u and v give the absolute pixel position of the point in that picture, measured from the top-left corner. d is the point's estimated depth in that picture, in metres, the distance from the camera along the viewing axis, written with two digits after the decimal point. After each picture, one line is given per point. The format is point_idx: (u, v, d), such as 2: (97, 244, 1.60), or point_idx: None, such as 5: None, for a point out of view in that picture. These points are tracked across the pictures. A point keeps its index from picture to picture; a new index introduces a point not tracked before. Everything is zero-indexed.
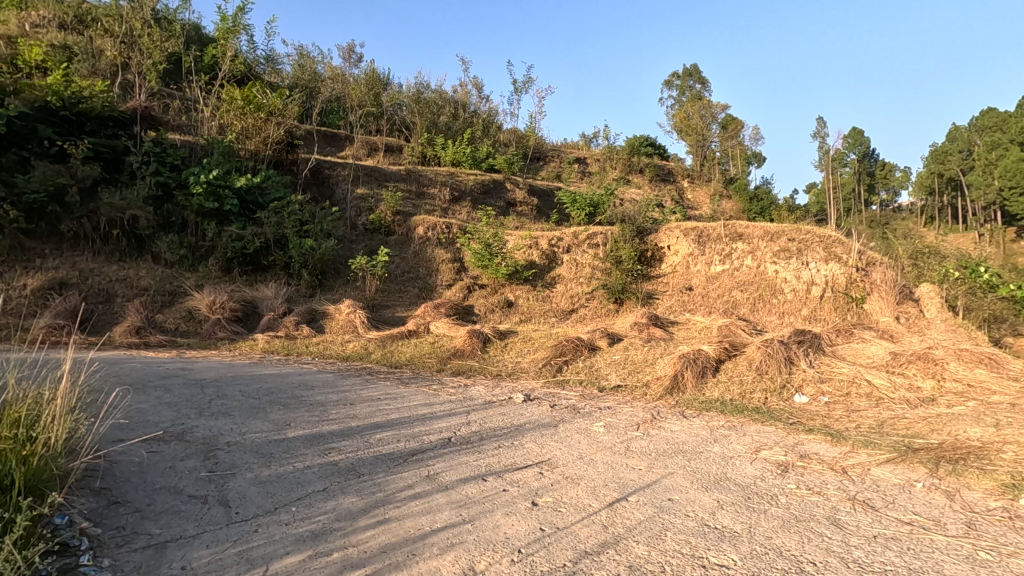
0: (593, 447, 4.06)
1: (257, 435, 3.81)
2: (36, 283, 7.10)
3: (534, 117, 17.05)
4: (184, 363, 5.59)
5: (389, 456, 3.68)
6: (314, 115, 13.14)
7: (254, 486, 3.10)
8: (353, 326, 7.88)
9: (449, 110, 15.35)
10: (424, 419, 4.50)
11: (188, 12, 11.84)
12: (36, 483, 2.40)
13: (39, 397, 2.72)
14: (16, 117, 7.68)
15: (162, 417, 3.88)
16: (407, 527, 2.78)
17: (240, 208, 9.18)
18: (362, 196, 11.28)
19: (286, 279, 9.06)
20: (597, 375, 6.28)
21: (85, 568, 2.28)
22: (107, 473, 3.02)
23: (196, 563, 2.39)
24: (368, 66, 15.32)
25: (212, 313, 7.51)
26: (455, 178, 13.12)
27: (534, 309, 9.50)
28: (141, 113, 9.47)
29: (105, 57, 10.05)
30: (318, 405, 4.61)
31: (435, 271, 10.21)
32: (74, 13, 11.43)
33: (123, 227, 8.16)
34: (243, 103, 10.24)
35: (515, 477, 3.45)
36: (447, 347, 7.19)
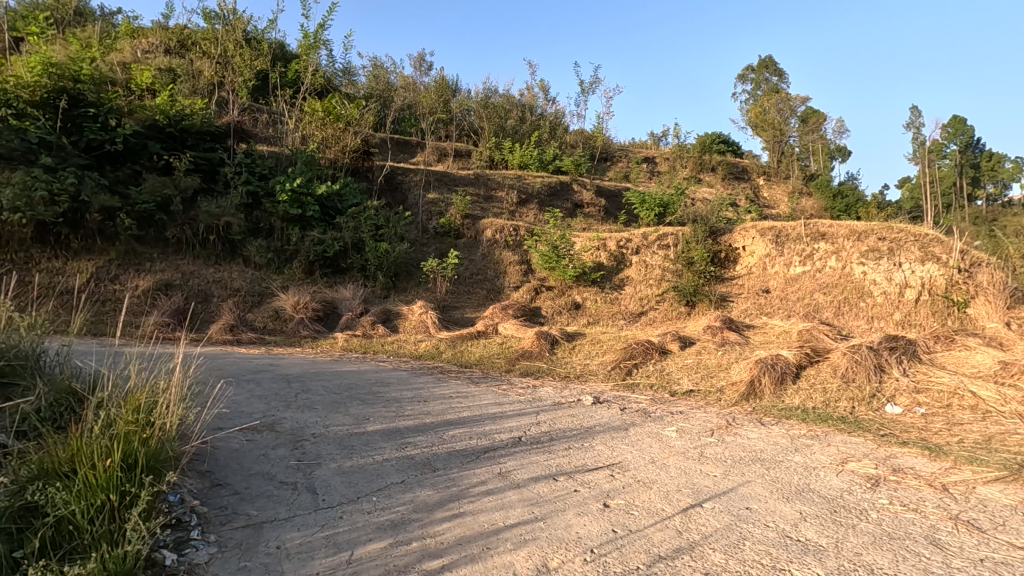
0: (666, 452, 3.99)
1: (339, 428, 4.04)
2: (146, 285, 7.86)
3: (601, 117, 16.89)
4: (272, 359, 6.01)
5: (462, 452, 3.79)
6: (388, 123, 13.69)
7: (337, 476, 3.30)
8: (425, 327, 8.15)
9: (516, 114, 15.50)
10: (495, 418, 4.58)
11: (275, 32, 12.66)
12: (155, 463, 2.68)
13: (156, 386, 3.03)
14: (131, 135, 8.56)
15: (255, 408, 4.20)
16: (482, 521, 2.86)
17: (322, 214, 9.75)
18: (433, 201, 11.63)
19: (363, 281, 9.51)
20: (668, 379, 6.15)
21: (195, 542, 2.52)
22: (211, 458, 3.32)
23: (289, 544, 2.59)
24: (438, 74, 15.78)
25: (297, 313, 8.02)
26: (523, 181, 13.24)
27: (603, 311, 9.43)
28: (234, 127, 10.25)
29: (203, 77, 11.00)
30: (394, 401, 4.82)
31: (502, 273, 10.38)
32: (177, 39, 12.53)
33: (219, 233, 8.85)
34: (324, 114, 10.76)
35: (587, 478, 3.46)
36: (516, 348, 7.29)
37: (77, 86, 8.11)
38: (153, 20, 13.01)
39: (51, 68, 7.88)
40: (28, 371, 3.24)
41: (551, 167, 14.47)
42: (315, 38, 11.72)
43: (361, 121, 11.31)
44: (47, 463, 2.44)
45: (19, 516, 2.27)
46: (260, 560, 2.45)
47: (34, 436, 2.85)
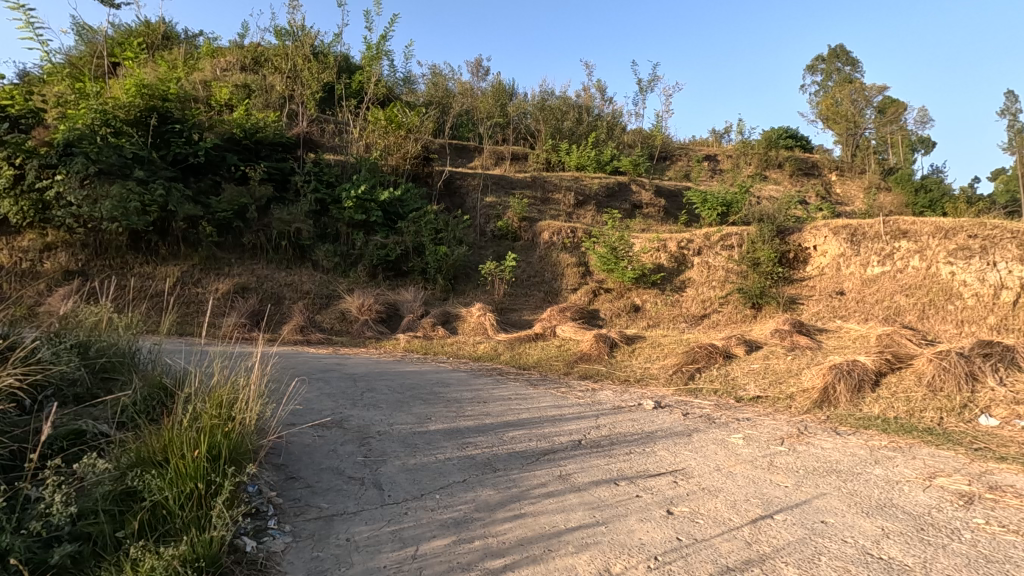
0: (732, 460, 3.85)
1: (403, 426, 4.16)
2: (225, 288, 8.39)
3: (660, 116, 16.52)
4: (339, 359, 6.26)
5: (522, 453, 3.81)
6: (446, 129, 13.97)
7: (402, 473, 3.40)
8: (483, 328, 8.25)
9: (573, 116, 15.43)
10: (554, 420, 4.58)
11: (340, 45, 13.21)
12: (236, 455, 2.86)
13: (237, 383, 3.23)
14: (212, 149, 9.18)
15: (324, 406, 4.39)
16: (543, 523, 2.86)
17: (384, 219, 10.07)
18: (491, 204, 11.76)
19: (423, 283, 9.75)
20: (733, 385, 5.92)
21: (272, 531, 2.67)
22: (285, 452, 3.50)
23: (358, 537, 2.69)
24: (495, 79, 15.95)
25: (361, 314, 8.32)
26: (580, 182, 13.16)
27: (663, 314, 9.20)
28: (303, 138, 10.77)
29: (275, 92, 11.63)
30: (455, 401, 4.91)
31: (560, 275, 10.35)
32: (252, 56, 13.31)
33: (290, 238, 9.33)
34: (386, 122, 11.12)
35: (649, 484, 3.39)
36: (574, 351, 7.24)
37: (165, 105, 8.76)
38: (230, 40, 13.89)
39: (143, 89, 8.48)
40: (126, 366, 3.54)
41: (608, 168, 14.31)
42: (377, 49, 12.12)
43: (421, 128, 11.61)
44: (144, 452, 2.66)
45: (120, 500, 2.48)
46: (331, 551, 2.56)
47: (131, 426, 3.11)
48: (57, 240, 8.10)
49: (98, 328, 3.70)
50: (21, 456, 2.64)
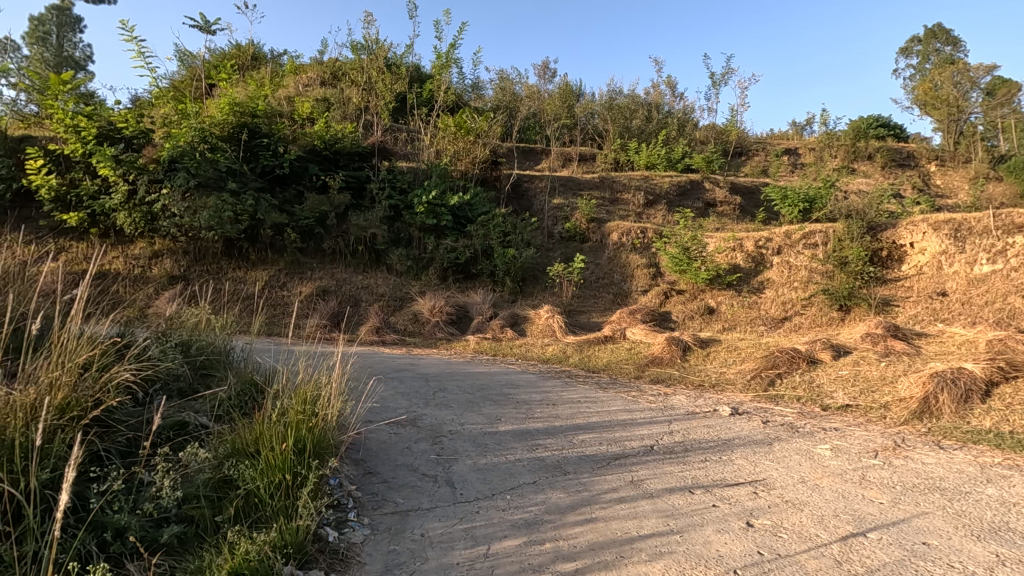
0: (819, 472, 3.61)
1: (474, 426, 4.23)
2: (308, 291, 8.89)
3: (735, 110, 15.83)
4: (413, 360, 6.47)
5: (592, 457, 3.77)
6: (514, 133, 14.09)
7: (473, 472, 3.46)
8: (552, 330, 8.24)
9: (642, 114, 15.11)
10: (625, 425, 4.49)
11: (412, 56, 13.65)
12: (320, 449, 3.02)
13: (319, 381, 3.41)
14: (295, 160, 9.79)
15: (399, 404, 4.54)
16: (614, 528, 2.82)
17: (454, 223, 10.30)
18: (559, 206, 11.73)
19: (492, 286, 9.88)
20: (819, 392, 5.55)
21: (352, 523, 2.79)
22: (364, 447, 3.66)
23: (432, 533, 2.76)
24: (562, 81, 15.92)
25: (433, 316, 8.56)
26: (650, 181, 12.86)
27: (740, 316, 8.79)
28: (378, 147, 11.23)
29: (352, 103, 12.21)
30: (524, 403, 4.93)
31: (630, 276, 10.17)
32: (330, 71, 14.05)
33: (366, 243, 9.75)
34: (456, 128, 11.37)
35: (727, 494, 3.25)
36: (645, 354, 7.08)
37: (254, 120, 9.40)
38: (311, 56, 14.73)
39: (236, 107, 9.14)
40: (222, 364, 3.83)
41: (680, 166, 13.89)
42: (447, 57, 12.43)
43: (489, 132, 11.78)
44: (238, 444, 2.87)
45: (217, 487, 2.69)
46: (407, 545, 2.65)
47: (227, 419, 3.36)
48: (164, 248, 8.92)
49: (198, 329, 4.03)
50: (135, 444, 2.93)
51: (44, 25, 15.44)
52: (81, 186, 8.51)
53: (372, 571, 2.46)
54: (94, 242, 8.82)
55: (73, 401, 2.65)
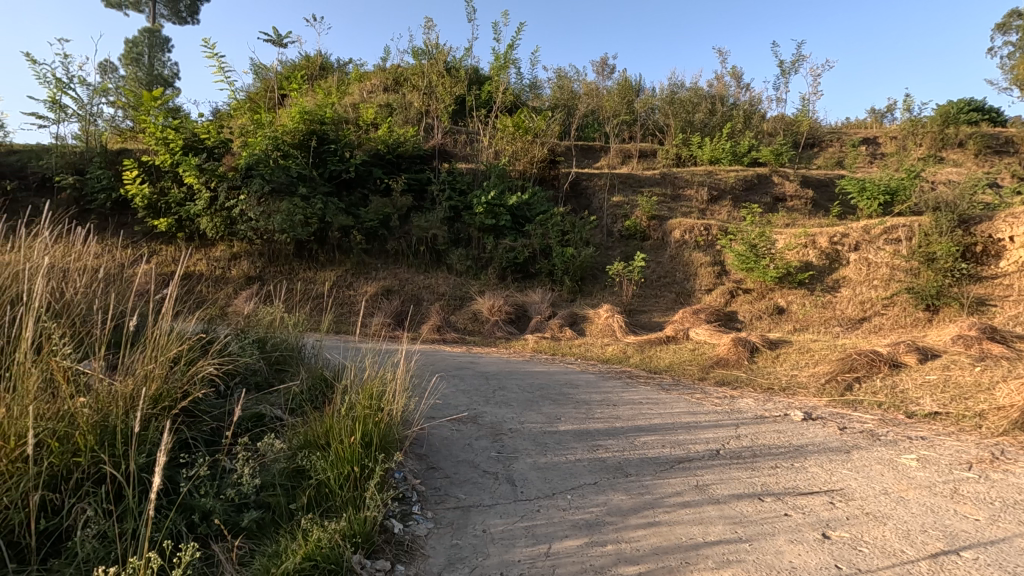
0: (904, 484, 3.37)
1: (534, 425, 4.25)
2: (372, 290, 9.21)
3: (807, 99, 15.00)
4: (473, 358, 6.56)
5: (655, 460, 3.69)
6: (572, 131, 13.99)
7: (534, 471, 3.46)
8: (612, 330, 8.14)
9: (705, 107, 14.61)
10: (689, 428, 4.36)
11: (470, 58, 13.82)
12: (386, 443, 3.11)
13: (385, 376, 3.52)
14: (360, 165, 10.16)
15: (460, 401, 4.62)
16: (679, 533, 2.74)
17: (513, 222, 10.36)
18: (618, 204, 11.55)
19: (550, 285, 9.86)
20: (903, 398, 5.17)
21: (416, 516, 2.87)
22: (426, 442, 3.75)
23: (493, 529, 2.80)
24: (621, 76, 15.65)
25: (492, 315, 8.65)
26: (713, 176, 12.43)
27: (813, 316, 8.31)
28: (439, 150, 11.46)
29: (414, 108, 12.52)
30: (584, 403, 4.89)
31: (693, 275, 9.87)
32: (393, 77, 14.47)
33: (427, 244, 9.98)
34: (514, 128, 11.42)
35: (800, 503, 3.09)
36: (709, 355, 6.85)
37: (323, 127, 9.86)
38: (375, 64, 15.23)
39: (305, 115, 9.63)
40: (295, 359, 4.04)
41: (746, 160, 13.34)
42: (505, 58, 12.52)
43: (548, 131, 11.76)
44: (310, 436, 3.01)
45: (292, 476, 2.84)
46: (469, 540, 2.70)
47: (300, 412, 3.54)
48: (242, 250, 9.50)
49: (273, 326, 4.26)
50: (218, 433, 3.13)
51: (138, 46, 16.79)
52: (170, 195, 9.20)
53: (435, 563, 2.52)
54: (181, 245, 9.52)
55: (164, 392, 2.87)
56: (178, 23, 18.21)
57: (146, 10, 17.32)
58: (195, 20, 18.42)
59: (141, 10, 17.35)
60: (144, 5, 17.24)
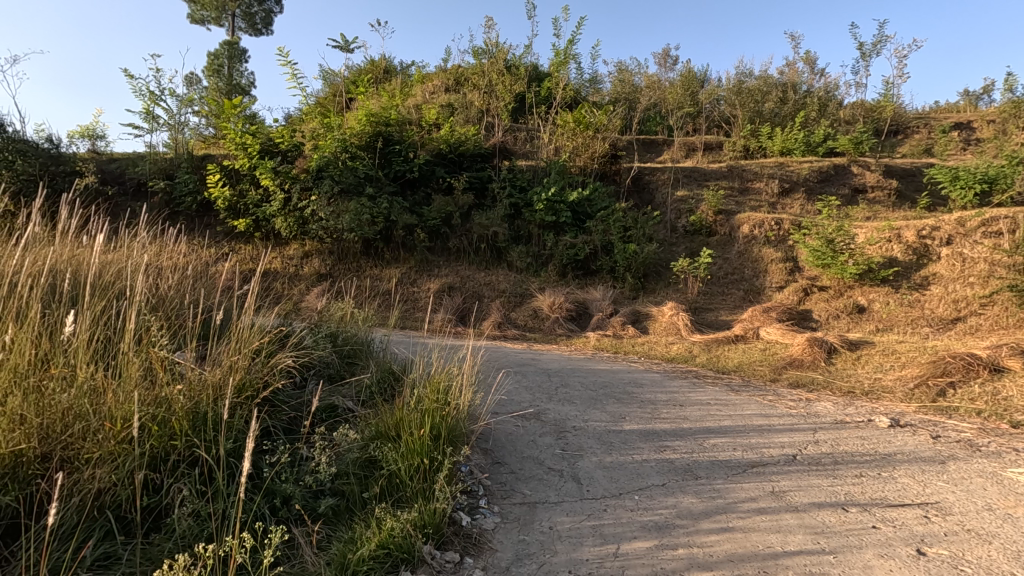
0: (1011, 500, 3.07)
1: (598, 423, 4.19)
2: (435, 287, 9.40)
3: (890, 83, 13.97)
4: (535, 355, 6.56)
5: (726, 463, 3.55)
6: (633, 125, 13.67)
7: (600, 470, 3.41)
8: (676, 329, 7.92)
9: (776, 96, 13.90)
10: (762, 431, 4.16)
11: (530, 55, 13.79)
12: (453, 437, 3.16)
13: (450, 371, 3.56)
14: (424, 164, 10.39)
15: (523, 398, 4.63)
16: (755, 541, 2.63)
17: (574, 219, 10.27)
18: (683, 198, 11.21)
19: (612, 282, 9.71)
20: (1006, 406, 4.71)
21: (483, 510, 2.90)
22: (491, 437, 3.77)
23: (560, 526, 2.78)
24: (684, 67, 15.17)
25: (553, 312, 8.61)
26: (785, 168, 11.84)
27: (898, 315, 7.73)
28: (499, 147, 11.51)
29: (474, 107, 12.63)
30: (649, 403, 4.78)
31: (763, 272, 9.45)
32: (454, 77, 14.66)
33: (488, 241, 10.07)
34: (575, 124, 11.28)
35: (891, 515, 2.88)
36: (782, 356, 6.54)
37: (388, 129, 10.17)
38: (436, 65, 15.52)
39: (371, 117, 9.96)
40: (364, 353, 4.17)
41: (821, 150, 12.62)
42: (565, 53, 12.40)
43: (609, 126, 11.57)
44: (381, 427, 3.11)
45: (364, 466, 2.95)
46: (536, 536, 2.70)
47: (370, 404, 3.67)
48: (313, 249, 9.94)
49: (344, 321, 4.43)
50: (296, 422, 3.29)
51: (219, 59, 17.90)
52: (248, 197, 9.76)
53: (504, 558, 2.53)
54: (259, 244, 10.08)
55: (247, 382, 3.04)
56: (254, 35, 19.27)
57: (226, 24, 18.46)
58: (269, 31, 19.43)
59: (222, 24, 18.50)
60: (224, 20, 18.37)
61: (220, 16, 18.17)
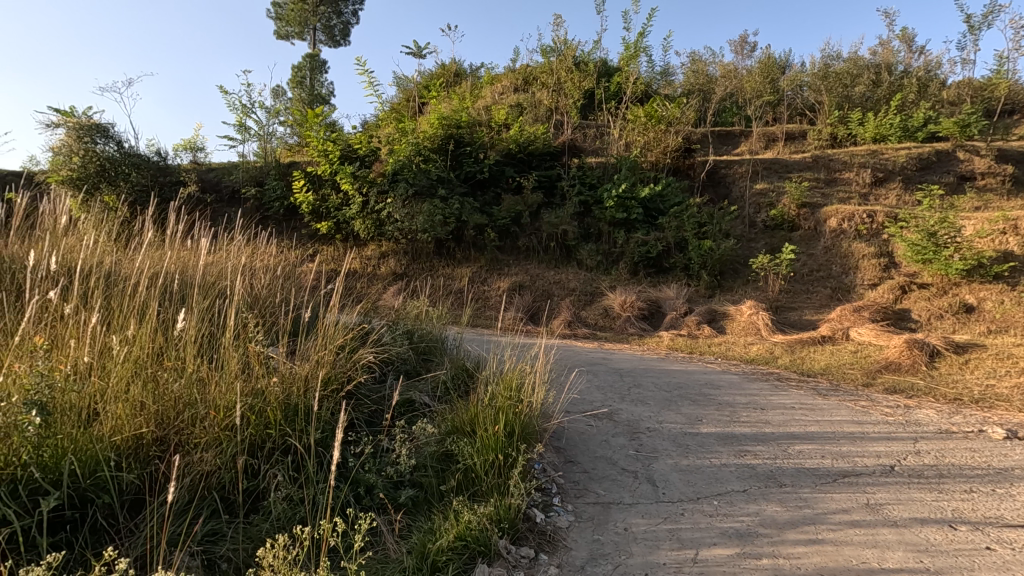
0: None
1: (673, 425, 4.08)
2: (505, 286, 9.51)
3: (1003, 57, 12.62)
4: (606, 354, 6.47)
5: (814, 471, 3.35)
6: (708, 116, 13.16)
7: (676, 473, 3.33)
8: (756, 329, 7.56)
9: (868, 78, 12.92)
10: (855, 439, 3.89)
11: (600, 51, 13.60)
12: (527, 434, 3.18)
13: (523, 369, 3.59)
14: (494, 165, 10.53)
15: (596, 397, 4.58)
16: (848, 555, 2.47)
17: (646, 216, 10.03)
18: (762, 192, 10.68)
19: (686, 280, 9.40)
20: None
21: (557, 508, 2.90)
22: (563, 436, 3.76)
23: (635, 528, 2.74)
24: (764, 54, 14.40)
25: (624, 311, 8.47)
26: (879, 156, 10.99)
27: (1015, 315, 6.96)
28: (569, 145, 11.44)
29: (543, 105, 12.62)
30: (727, 405, 4.59)
31: (853, 269, 8.85)
32: (522, 77, 14.73)
33: (558, 240, 10.05)
34: (646, 118, 11.03)
35: (1008, 536, 2.61)
36: (876, 358, 6.08)
37: (459, 131, 10.37)
38: (504, 66, 15.65)
39: (443, 121, 10.23)
40: (439, 350, 4.28)
41: (920, 135, 11.59)
42: (635, 46, 12.15)
43: (682, 119, 11.22)
44: (457, 422, 3.20)
45: (442, 459, 3.04)
46: (611, 537, 2.67)
47: (446, 399, 3.78)
48: (389, 249, 10.29)
49: (419, 319, 4.59)
50: (377, 415, 3.44)
51: (302, 71, 19.00)
52: (329, 201, 10.32)
53: (578, 557, 2.52)
54: (339, 245, 10.59)
55: (333, 376, 3.22)
56: (332, 46, 20.25)
57: (308, 38, 19.56)
58: (346, 41, 20.36)
59: (304, 38, 19.64)
60: (306, 34, 19.48)
61: (303, 31, 19.30)
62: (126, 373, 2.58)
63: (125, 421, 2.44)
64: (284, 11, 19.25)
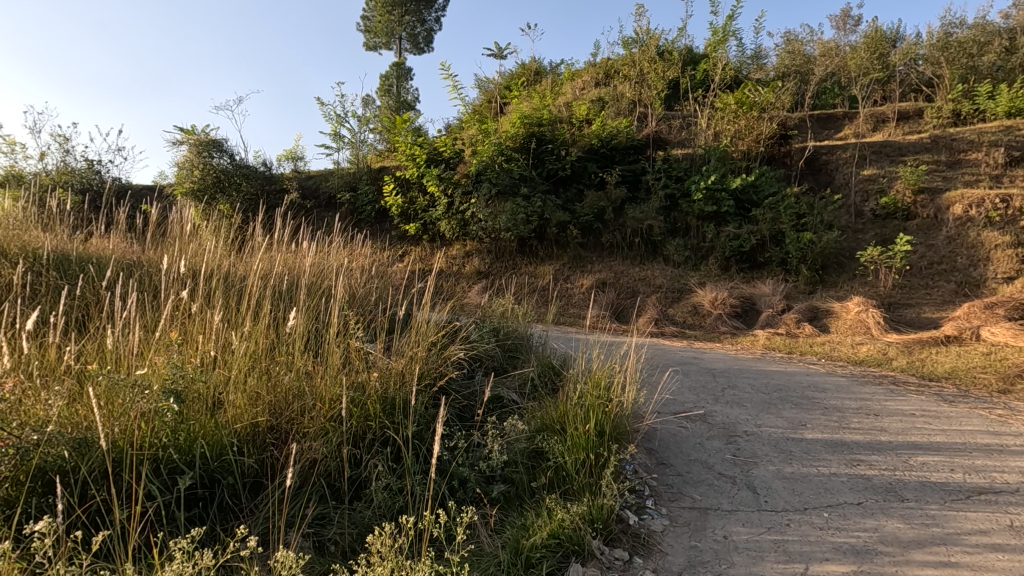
0: None
1: (773, 429, 3.84)
2: (589, 283, 9.42)
3: None
4: (696, 353, 6.20)
5: (942, 486, 3.02)
6: (807, 100, 12.25)
7: (779, 480, 3.12)
8: (866, 327, 6.96)
9: (999, 45, 11.46)
10: (992, 452, 3.46)
11: (685, 38, 13.07)
12: (618, 434, 3.12)
13: (612, 368, 3.52)
14: (576, 161, 10.42)
15: (687, 398, 4.41)
16: None
17: (737, 208, 9.51)
18: (871, 178, 9.79)
19: (784, 275, 8.81)
20: None
21: (651, 511, 2.83)
22: (654, 437, 3.65)
23: (736, 537, 2.61)
24: (870, 27, 13.19)
25: (715, 309, 8.10)
26: (1014, 133, 9.75)
27: None
28: (653, 138, 11.04)
29: (626, 98, 12.33)
30: (835, 410, 4.24)
31: (982, 261, 8.00)
32: (603, 71, 14.51)
33: (643, 236, 9.78)
34: (737, 105, 10.39)
35: None
36: (1013, 361, 5.40)
37: (541, 129, 10.37)
38: (584, 61, 15.46)
39: (525, 119, 10.19)
40: (525, 347, 4.31)
41: None
42: (724, 31, 11.53)
43: (777, 104, 10.52)
44: (547, 420, 3.21)
45: (532, 456, 3.06)
46: (710, 544, 2.56)
47: (532, 396, 3.80)
48: (473, 248, 10.51)
49: (505, 317, 4.64)
50: (468, 411, 3.52)
51: (389, 79, 19.77)
52: (417, 203, 10.73)
53: (676, 562, 2.44)
54: (426, 246, 10.98)
55: (426, 371, 3.33)
56: (417, 53, 20.97)
57: (395, 47, 20.43)
58: (430, 48, 21.03)
59: (391, 48, 20.55)
60: (392, 44, 20.35)
61: (390, 41, 20.22)
62: (245, 365, 2.82)
63: (244, 409, 2.66)
64: (372, 23, 20.28)
